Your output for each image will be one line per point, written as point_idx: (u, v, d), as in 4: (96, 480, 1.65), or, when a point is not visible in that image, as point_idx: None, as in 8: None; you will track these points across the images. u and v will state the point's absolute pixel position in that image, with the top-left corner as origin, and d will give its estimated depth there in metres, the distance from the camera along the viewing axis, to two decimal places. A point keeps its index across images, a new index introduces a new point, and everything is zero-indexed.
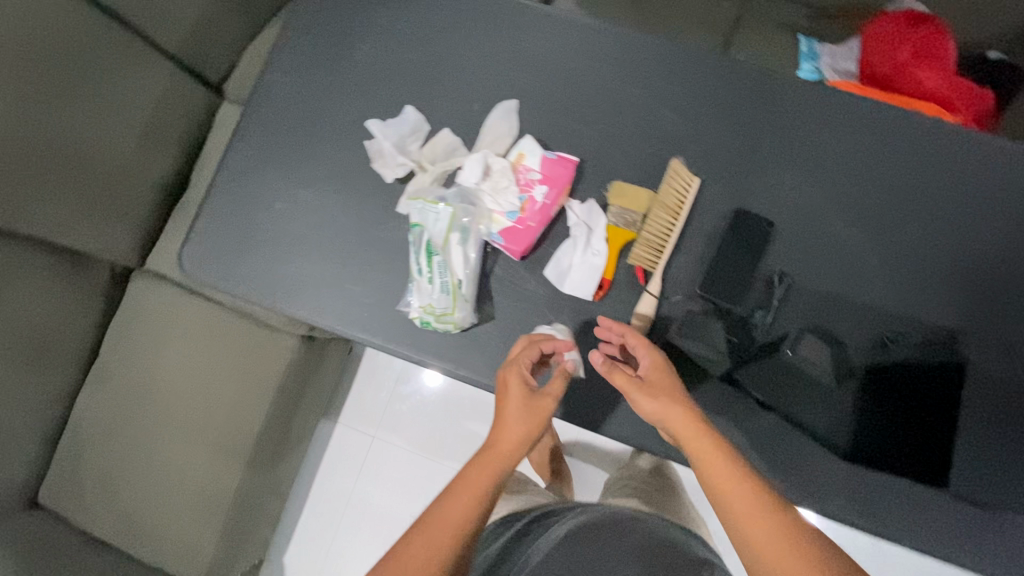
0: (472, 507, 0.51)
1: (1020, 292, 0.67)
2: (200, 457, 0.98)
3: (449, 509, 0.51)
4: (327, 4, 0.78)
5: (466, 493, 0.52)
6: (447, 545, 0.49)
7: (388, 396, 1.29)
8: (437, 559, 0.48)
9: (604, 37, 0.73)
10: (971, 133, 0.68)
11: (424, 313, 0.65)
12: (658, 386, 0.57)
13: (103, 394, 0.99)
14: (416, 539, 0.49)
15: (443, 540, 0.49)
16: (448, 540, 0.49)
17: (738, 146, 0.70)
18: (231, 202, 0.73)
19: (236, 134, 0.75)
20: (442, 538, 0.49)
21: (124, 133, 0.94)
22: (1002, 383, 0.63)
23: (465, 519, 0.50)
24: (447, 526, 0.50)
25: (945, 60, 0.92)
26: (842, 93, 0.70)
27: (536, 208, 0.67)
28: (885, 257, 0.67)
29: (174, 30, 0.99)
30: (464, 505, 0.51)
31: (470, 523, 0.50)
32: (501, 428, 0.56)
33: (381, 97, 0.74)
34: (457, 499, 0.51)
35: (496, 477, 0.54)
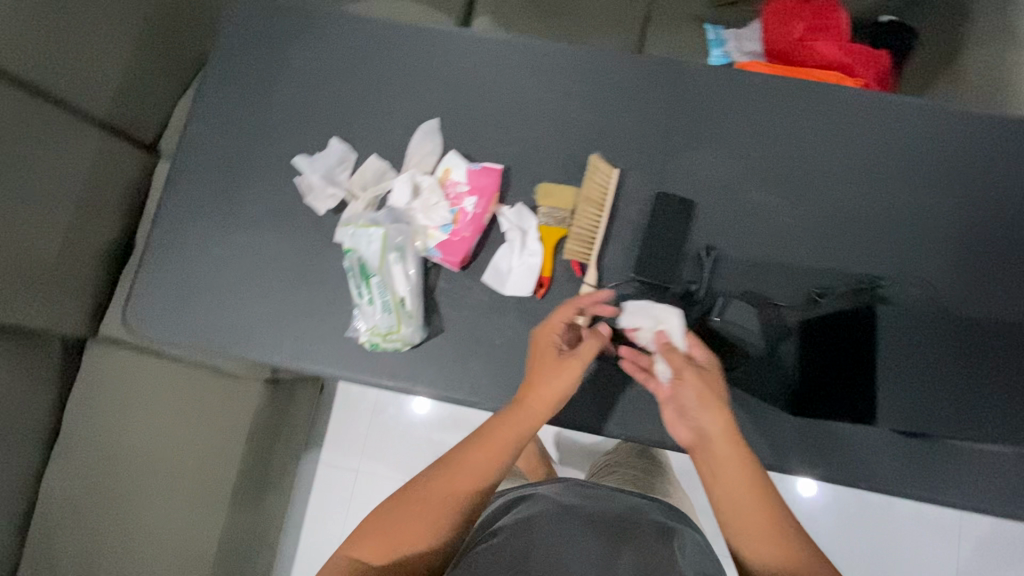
0: (490, 466, 0.56)
1: (933, 232, 0.71)
2: (180, 516, 0.97)
3: (471, 460, 0.56)
4: (242, 52, 0.80)
5: (489, 447, 0.57)
6: (464, 492, 0.55)
7: (367, 425, 1.29)
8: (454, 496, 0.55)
9: (511, 49, 0.77)
10: (861, 95, 0.73)
11: (372, 334, 0.68)
12: (709, 383, 0.58)
13: (70, 469, 0.97)
14: (438, 480, 0.56)
15: (462, 483, 0.55)
16: (466, 488, 0.55)
17: (651, 134, 0.74)
18: (172, 257, 0.74)
19: (170, 188, 0.77)
20: (461, 488, 0.55)
21: (59, 203, 0.93)
22: (921, 319, 0.67)
23: (484, 473, 0.56)
24: (469, 476, 0.56)
25: (838, 28, 0.97)
26: (740, 73, 0.74)
27: (468, 218, 0.70)
28: (802, 219, 0.71)
29: (98, 96, 0.99)
30: (486, 459, 0.56)
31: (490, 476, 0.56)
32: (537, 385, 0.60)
33: (306, 134, 0.76)
34: (480, 454, 0.56)
35: (519, 438, 0.58)
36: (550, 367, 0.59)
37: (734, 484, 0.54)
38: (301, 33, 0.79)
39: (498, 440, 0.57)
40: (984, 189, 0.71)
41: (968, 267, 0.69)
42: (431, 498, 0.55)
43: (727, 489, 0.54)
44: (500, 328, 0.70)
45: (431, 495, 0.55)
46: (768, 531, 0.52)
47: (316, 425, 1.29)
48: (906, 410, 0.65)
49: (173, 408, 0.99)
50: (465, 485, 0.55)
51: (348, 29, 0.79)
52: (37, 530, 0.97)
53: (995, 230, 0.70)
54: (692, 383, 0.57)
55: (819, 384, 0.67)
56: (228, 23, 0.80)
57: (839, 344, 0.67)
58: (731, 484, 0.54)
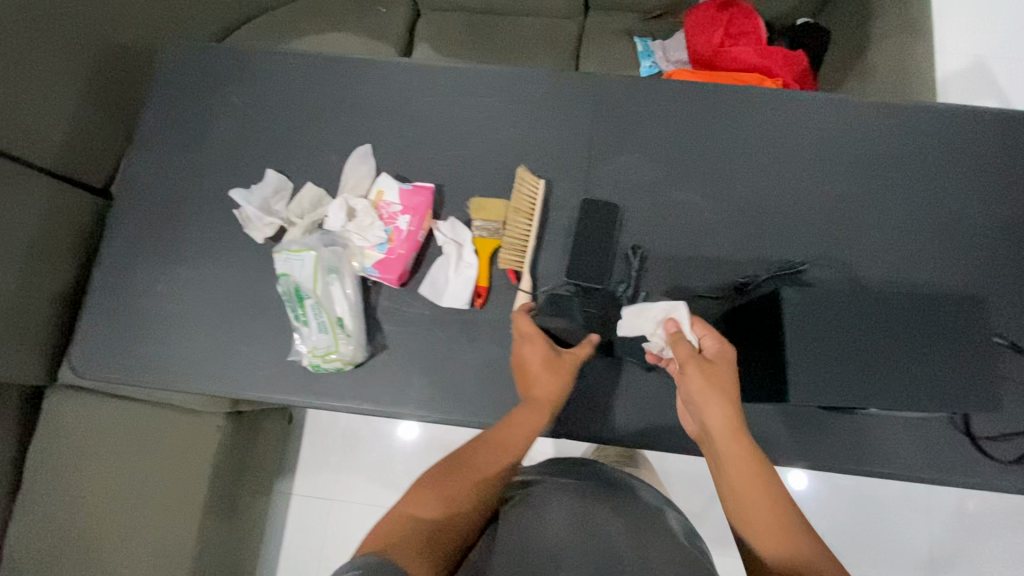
0: (517, 445, 0.61)
1: (847, 215, 0.74)
2: (146, 559, 0.95)
3: (503, 438, 0.61)
4: (178, 94, 0.82)
5: (516, 427, 0.61)
6: (501, 464, 0.59)
7: (339, 452, 1.29)
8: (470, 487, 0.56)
9: (437, 73, 0.80)
10: (769, 93, 0.78)
11: (312, 356, 0.69)
12: (717, 375, 0.56)
13: (31, 520, 0.96)
14: (477, 454, 0.59)
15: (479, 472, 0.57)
16: (504, 461, 0.59)
17: (574, 144, 0.77)
18: (117, 296, 0.76)
19: (113, 231, 0.78)
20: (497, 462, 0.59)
21: (9, 254, 0.94)
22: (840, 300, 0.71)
23: (513, 448, 0.60)
24: (500, 453, 0.59)
25: (755, 34, 1.03)
26: (653, 81, 0.78)
27: (403, 236, 0.72)
28: (722, 213, 0.74)
29: (45, 145, 1.00)
30: (516, 437, 0.61)
31: (517, 452, 0.60)
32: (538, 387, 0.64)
33: (245, 168, 0.79)
34: (507, 434, 0.61)
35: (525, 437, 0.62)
36: (555, 360, 0.65)
37: (746, 481, 0.55)
38: (234, 72, 0.82)
39: (522, 421, 0.62)
40: (893, 171, 0.75)
41: (883, 245, 0.73)
42: (473, 469, 0.58)
43: (737, 481, 0.55)
44: (441, 341, 0.72)
45: (474, 467, 0.58)
46: (773, 521, 0.54)
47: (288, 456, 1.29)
48: (822, 382, 0.60)
49: (134, 449, 0.99)
50: (501, 458, 0.59)
51: (279, 65, 0.82)
52: None
53: (905, 209, 0.74)
54: (697, 376, 0.56)
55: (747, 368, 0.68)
56: (163, 67, 0.83)
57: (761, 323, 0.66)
58: (746, 479, 0.55)
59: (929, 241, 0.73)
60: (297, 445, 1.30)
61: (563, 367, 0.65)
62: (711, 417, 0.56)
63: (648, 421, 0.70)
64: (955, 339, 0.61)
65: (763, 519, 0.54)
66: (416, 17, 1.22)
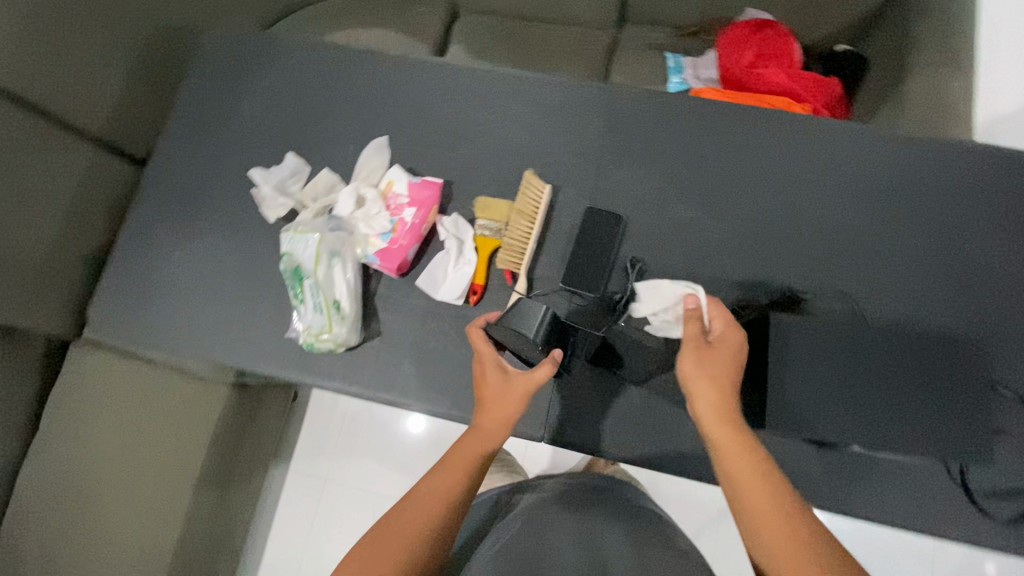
0: (452, 490, 0.58)
1: (859, 250, 0.72)
2: (140, 516, 1.00)
3: (434, 487, 0.58)
4: (214, 75, 0.87)
5: (451, 470, 0.59)
6: (433, 516, 0.56)
7: (337, 435, 1.32)
8: (425, 525, 0.55)
9: (458, 72, 0.82)
10: (788, 117, 0.76)
11: (307, 334, 0.72)
12: (709, 359, 0.58)
13: (41, 464, 1.02)
14: (410, 510, 0.57)
15: (430, 509, 0.56)
16: (435, 513, 0.56)
17: (584, 153, 0.77)
18: (136, 261, 0.80)
19: (140, 199, 0.83)
20: (426, 516, 0.56)
21: (50, 213, 1.01)
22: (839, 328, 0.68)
23: (446, 495, 0.57)
24: (432, 503, 0.57)
25: (787, 57, 1.01)
26: (671, 96, 0.78)
27: (406, 227, 0.74)
28: (727, 234, 0.73)
29: (93, 114, 1.07)
30: (449, 484, 0.58)
31: (454, 499, 0.57)
32: (484, 410, 0.61)
33: (267, 150, 0.82)
34: (441, 483, 0.58)
35: (477, 458, 0.60)
36: (500, 389, 0.62)
37: (741, 467, 0.53)
38: (267, 58, 0.86)
39: (457, 461, 0.59)
40: (912, 206, 0.72)
41: (893, 281, 0.70)
42: (398, 529, 0.55)
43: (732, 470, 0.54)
44: (433, 333, 0.73)
45: (399, 529, 0.55)
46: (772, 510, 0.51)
47: (288, 433, 1.33)
48: (806, 412, 0.59)
49: (142, 408, 1.04)
50: (432, 510, 0.56)
51: (308, 54, 0.85)
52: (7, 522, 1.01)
53: (921, 246, 0.71)
54: (688, 360, 0.58)
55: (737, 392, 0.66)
56: (204, 49, 0.88)
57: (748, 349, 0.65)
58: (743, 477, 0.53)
59: (943, 282, 0.70)
60: (298, 423, 1.33)
61: (512, 395, 0.61)
62: (699, 408, 0.57)
63: (630, 435, 0.69)
64: (950, 384, 0.59)
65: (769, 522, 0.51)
66: (453, 17, 1.25)
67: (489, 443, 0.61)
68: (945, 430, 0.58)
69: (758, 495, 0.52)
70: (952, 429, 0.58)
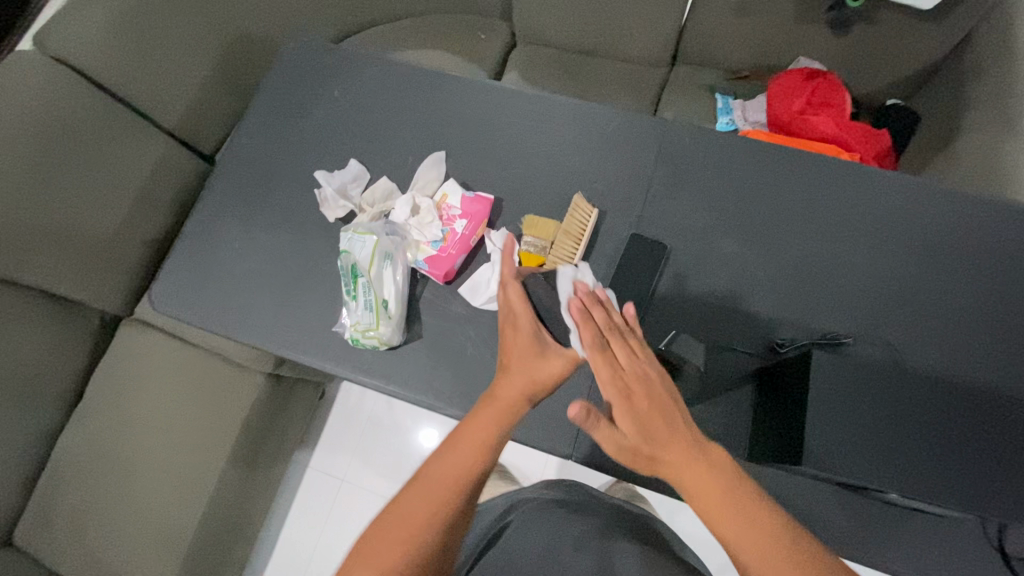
0: (472, 470, 0.53)
1: (903, 300, 0.72)
2: (167, 492, 1.03)
3: (450, 467, 0.53)
4: (289, 82, 0.93)
5: (472, 447, 0.54)
6: (452, 496, 0.52)
7: (358, 436, 1.34)
8: (436, 511, 0.51)
9: (517, 97, 0.86)
10: (837, 163, 0.78)
11: (354, 329, 0.75)
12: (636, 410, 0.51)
13: (81, 432, 1.07)
14: (416, 496, 0.52)
15: (441, 493, 0.51)
16: (453, 491, 0.52)
17: (633, 181, 0.80)
18: (200, 247, 0.85)
19: (209, 190, 0.89)
20: (440, 500, 0.51)
21: (121, 197, 1.09)
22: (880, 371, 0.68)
23: (467, 474, 0.53)
24: (451, 482, 0.52)
25: (837, 107, 1.03)
26: (721, 135, 0.81)
27: (457, 238, 0.77)
28: (769, 272, 0.74)
29: (171, 110, 1.15)
30: (468, 462, 0.53)
31: (467, 480, 0.52)
32: (505, 378, 0.57)
33: (331, 155, 0.88)
34: (451, 463, 0.53)
35: (494, 433, 0.55)
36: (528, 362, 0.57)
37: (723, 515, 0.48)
38: (339, 71, 0.92)
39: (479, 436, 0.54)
40: (960, 261, 0.72)
41: (937, 333, 0.70)
42: (417, 507, 0.51)
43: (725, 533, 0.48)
44: (472, 342, 0.75)
45: (416, 511, 0.51)
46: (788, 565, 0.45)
47: (311, 429, 1.35)
48: (840, 451, 0.59)
49: (180, 388, 1.09)
50: (452, 491, 0.52)
51: (379, 69, 0.90)
52: (42, 486, 1.05)
53: (967, 302, 0.71)
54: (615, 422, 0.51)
55: (772, 430, 0.65)
56: (282, 58, 0.95)
57: (785, 385, 0.65)
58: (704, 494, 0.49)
59: (988, 339, 0.69)
60: (322, 420, 1.36)
61: (528, 368, 0.57)
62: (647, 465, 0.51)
63: None
64: (986, 441, 0.59)
65: (738, 538, 0.47)
66: (511, 46, 1.30)
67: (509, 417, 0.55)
68: (980, 486, 0.58)
69: (725, 510, 0.48)
70: (987, 486, 0.58)
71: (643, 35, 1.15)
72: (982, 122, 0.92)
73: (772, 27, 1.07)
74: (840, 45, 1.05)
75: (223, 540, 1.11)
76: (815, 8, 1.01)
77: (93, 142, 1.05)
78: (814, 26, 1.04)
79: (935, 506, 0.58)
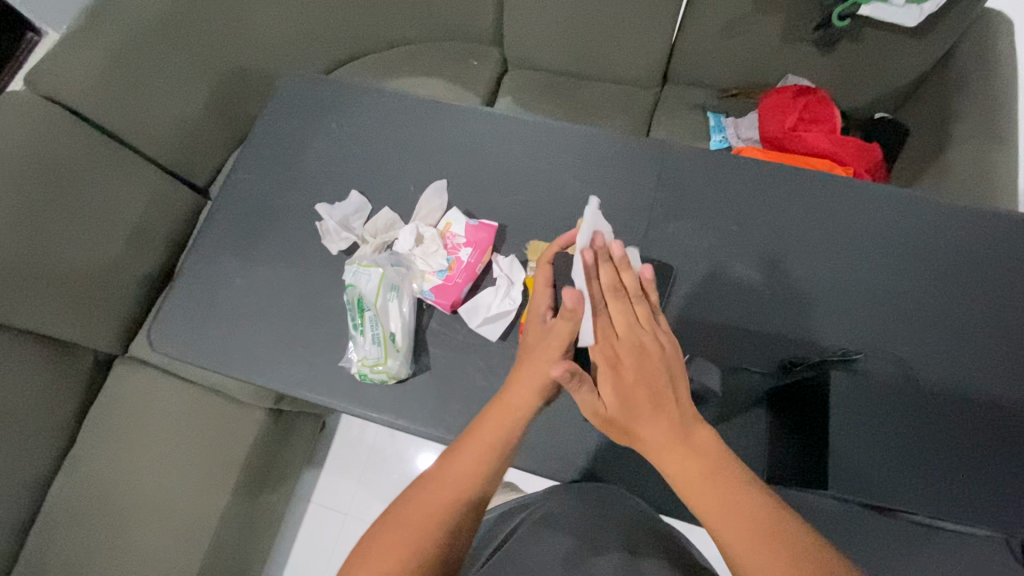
0: (477, 469, 0.53)
1: (910, 315, 0.72)
2: (166, 537, 1.00)
3: (454, 476, 0.53)
4: (286, 115, 0.93)
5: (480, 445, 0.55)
6: (451, 501, 0.52)
7: (361, 467, 1.31)
8: (436, 519, 0.50)
9: (516, 123, 0.86)
10: (835, 180, 0.78)
11: (361, 364, 0.73)
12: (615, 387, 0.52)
13: (76, 477, 1.03)
14: (419, 501, 0.52)
15: (444, 500, 0.52)
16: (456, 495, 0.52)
17: (635, 204, 0.80)
18: (199, 283, 0.84)
19: (207, 227, 0.87)
20: (440, 504, 0.51)
21: (113, 235, 1.07)
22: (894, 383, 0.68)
23: (464, 488, 0.53)
24: (455, 485, 0.53)
25: (829, 122, 1.05)
26: (720, 155, 0.81)
27: (462, 266, 0.77)
28: (777, 290, 0.75)
29: (164, 145, 1.15)
30: (475, 463, 0.54)
31: (471, 489, 0.53)
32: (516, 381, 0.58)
33: (332, 187, 0.87)
34: (457, 470, 0.53)
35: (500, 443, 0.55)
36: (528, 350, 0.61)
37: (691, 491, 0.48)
38: (336, 103, 0.92)
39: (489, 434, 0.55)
40: (964, 273, 0.73)
41: (948, 347, 0.70)
42: (421, 508, 0.51)
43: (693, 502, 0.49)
44: (482, 371, 0.74)
45: (416, 509, 0.51)
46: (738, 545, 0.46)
47: (312, 462, 1.32)
48: (865, 474, 0.58)
49: (178, 427, 1.06)
50: (454, 487, 0.52)
51: (376, 100, 0.91)
52: (35, 537, 1.01)
53: (975, 313, 0.71)
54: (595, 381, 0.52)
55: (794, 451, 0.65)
56: (277, 92, 0.94)
57: (804, 405, 0.65)
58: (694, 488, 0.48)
59: (998, 350, 0.70)
60: (324, 453, 1.33)
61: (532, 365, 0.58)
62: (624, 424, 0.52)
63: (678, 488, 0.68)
64: (1008, 459, 0.59)
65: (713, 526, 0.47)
66: (503, 71, 1.31)
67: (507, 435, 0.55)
68: (1008, 506, 0.57)
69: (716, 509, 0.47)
70: (1015, 505, 0.57)
71: (634, 58, 1.16)
72: (972, 134, 0.94)
73: (759, 48, 1.09)
74: (827, 62, 1.08)
75: None
76: (802, 28, 1.03)
77: (85, 181, 1.04)
78: (801, 45, 1.06)
79: (967, 527, 0.57)
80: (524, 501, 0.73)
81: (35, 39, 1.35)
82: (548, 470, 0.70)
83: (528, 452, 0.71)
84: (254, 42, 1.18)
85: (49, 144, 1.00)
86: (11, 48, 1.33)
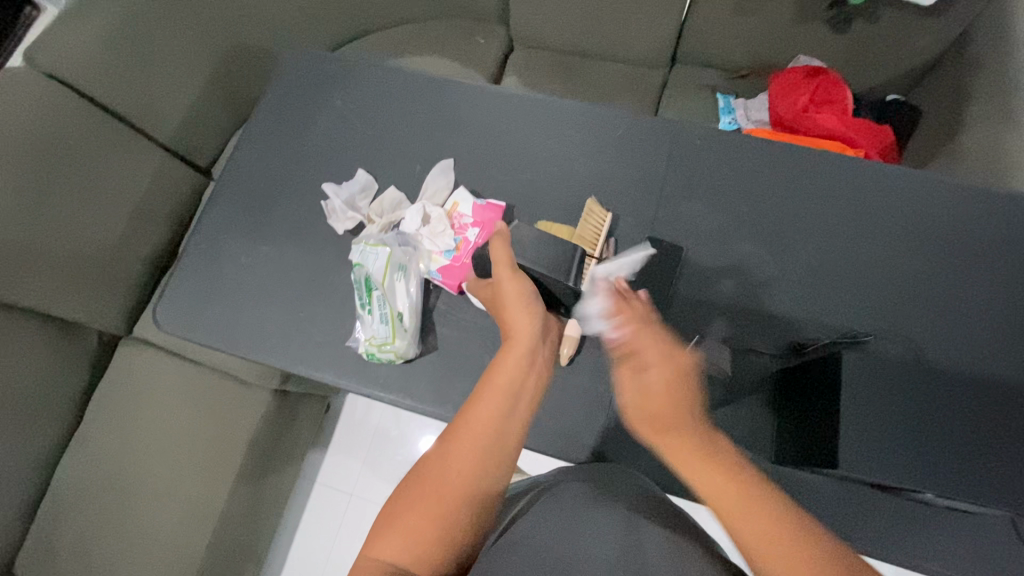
0: (492, 423, 0.55)
1: (921, 297, 0.71)
2: (175, 510, 1.01)
3: (479, 420, 0.56)
4: (291, 91, 0.91)
5: (496, 394, 0.57)
6: (476, 455, 0.54)
7: (367, 449, 1.31)
8: (465, 465, 0.53)
9: (525, 101, 0.85)
10: (844, 159, 0.77)
11: (369, 344, 0.73)
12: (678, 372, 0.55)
13: (82, 454, 1.04)
14: (448, 450, 0.54)
15: (471, 445, 0.54)
16: (478, 450, 0.54)
17: (644, 184, 0.79)
18: (203, 260, 0.84)
19: (212, 205, 0.87)
20: (469, 449, 0.54)
21: (116, 215, 1.07)
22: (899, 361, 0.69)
23: (491, 426, 0.55)
24: (476, 433, 0.55)
25: (841, 103, 1.04)
26: (731, 133, 0.80)
27: (469, 247, 0.77)
28: (786, 270, 0.74)
29: (168, 124, 1.13)
30: (493, 407, 0.56)
31: (496, 425, 0.55)
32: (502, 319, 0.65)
33: (338, 166, 0.86)
34: (482, 409, 0.56)
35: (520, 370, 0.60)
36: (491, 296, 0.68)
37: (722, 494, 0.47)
38: (341, 79, 0.90)
39: (501, 380, 0.58)
40: (976, 256, 0.72)
41: (958, 330, 0.70)
42: (440, 473, 0.53)
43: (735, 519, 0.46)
44: (489, 352, 0.74)
45: (436, 476, 0.53)
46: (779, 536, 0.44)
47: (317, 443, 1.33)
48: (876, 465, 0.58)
49: (184, 406, 1.07)
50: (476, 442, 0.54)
51: (381, 77, 0.89)
52: (45, 510, 1.02)
53: (984, 297, 0.71)
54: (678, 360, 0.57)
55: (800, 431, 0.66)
56: (281, 68, 0.93)
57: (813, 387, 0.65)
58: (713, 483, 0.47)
59: (1007, 332, 0.70)
60: (328, 436, 1.33)
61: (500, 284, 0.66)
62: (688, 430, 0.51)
63: None
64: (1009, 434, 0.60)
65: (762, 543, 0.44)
66: (509, 49, 1.29)
67: (520, 378, 0.59)
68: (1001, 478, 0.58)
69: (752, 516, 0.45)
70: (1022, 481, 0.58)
71: (644, 38, 1.14)
72: (986, 117, 0.92)
73: (772, 27, 1.06)
74: (842, 43, 1.05)
75: (234, 560, 1.09)
76: (815, 6, 1.01)
77: (87, 160, 1.03)
78: (814, 24, 1.03)
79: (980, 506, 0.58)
80: (534, 481, 0.73)
81: (34, 13, 1.33)
82: (557, 450, 0.71)
83: (536, 433, 0.71)
84: (256, 20, 1.15)
85: (51, 121, 0.98)
86: (10, 21, 1.31)
